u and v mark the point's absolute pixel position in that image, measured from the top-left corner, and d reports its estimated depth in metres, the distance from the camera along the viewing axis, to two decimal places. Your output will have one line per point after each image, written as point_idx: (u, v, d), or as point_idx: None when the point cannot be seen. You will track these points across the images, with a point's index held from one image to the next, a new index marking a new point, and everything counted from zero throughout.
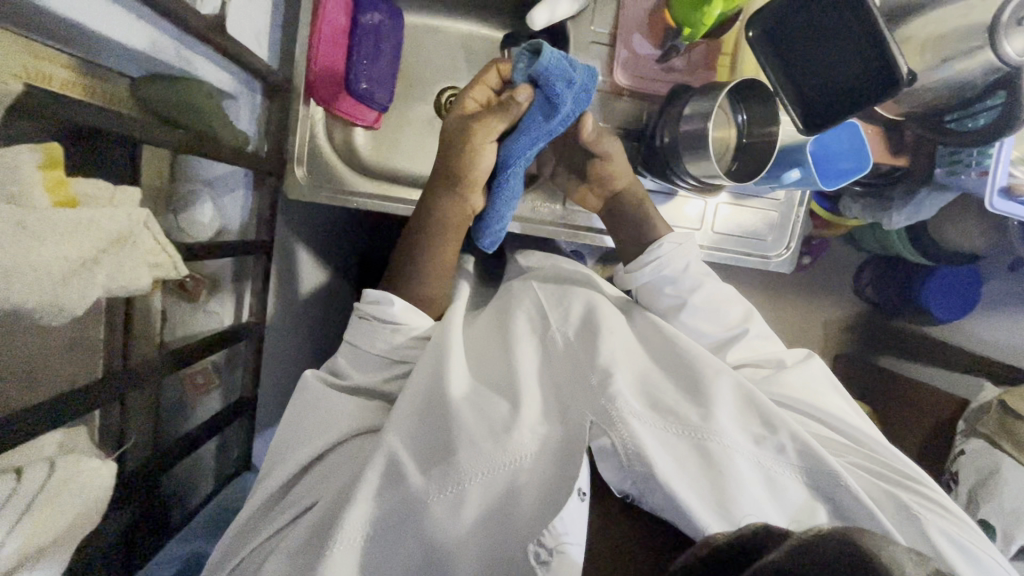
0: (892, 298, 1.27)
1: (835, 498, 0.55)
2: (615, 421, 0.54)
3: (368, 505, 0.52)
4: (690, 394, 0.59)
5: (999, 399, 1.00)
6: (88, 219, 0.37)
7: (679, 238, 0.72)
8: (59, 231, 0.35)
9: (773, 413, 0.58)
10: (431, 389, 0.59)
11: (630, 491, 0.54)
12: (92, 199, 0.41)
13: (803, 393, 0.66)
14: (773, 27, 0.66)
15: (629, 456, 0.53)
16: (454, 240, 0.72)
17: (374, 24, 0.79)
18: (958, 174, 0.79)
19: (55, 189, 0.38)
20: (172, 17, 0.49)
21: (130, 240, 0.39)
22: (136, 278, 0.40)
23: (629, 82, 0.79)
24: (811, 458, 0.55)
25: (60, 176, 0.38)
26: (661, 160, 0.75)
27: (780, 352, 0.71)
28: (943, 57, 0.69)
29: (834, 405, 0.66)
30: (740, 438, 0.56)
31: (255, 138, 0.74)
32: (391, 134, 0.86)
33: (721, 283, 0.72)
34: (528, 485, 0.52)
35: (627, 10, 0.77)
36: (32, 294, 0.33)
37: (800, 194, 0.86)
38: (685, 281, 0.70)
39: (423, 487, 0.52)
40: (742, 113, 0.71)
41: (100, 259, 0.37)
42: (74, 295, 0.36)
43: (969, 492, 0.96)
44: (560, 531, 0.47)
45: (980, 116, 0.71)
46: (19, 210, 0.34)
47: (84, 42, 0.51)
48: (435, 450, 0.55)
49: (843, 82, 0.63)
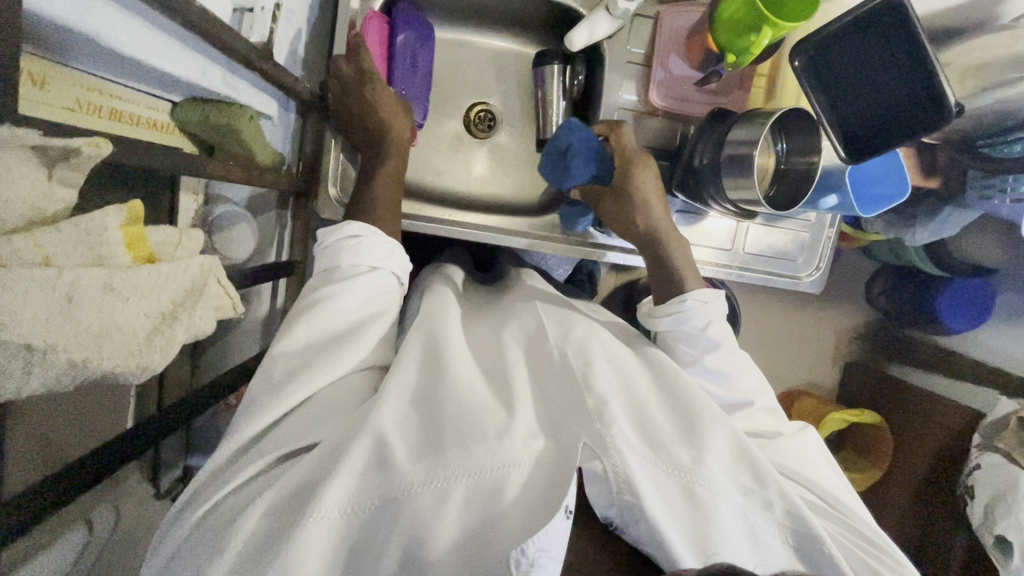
0: (906, 308, 1.26)
1: (816, 562, 0.53)
2: (608, 448, 0.51)
3: (350, 483, 0.48)
4: (682, 431, 0.57)
5: (1016, 415, 1.00)
6: (165, 273, 0.38)
7: (705, 296, 0.68)
8: (141, 289, 0.36)
9: (764, 467, 0.56)
10: (424, 399, 0.56)
11: (614, 519, 0.53)
12: (164, 249, 0.41)
13: (798, 462, 0.63)
14: (817, 54, 0.66)
15: (619, 486, 0.51)
16: (390, 191, 0.68)
17: (408, 45, 0.77)
18: (990, 199, 0.78)
19: (134, 246, 0.38)
20: (225, 48, 0.49)
21: (201, 292, 0.41)
22: (206, 325, 0.42)
23: (663, 103, 0.78)
24: (796, 520, 0.54)
25: (139, 233, 0.38)
26: (697, 183, 0.75)
27: (777, 422, 0.68)
28: (986, 86, 0.70)
29: (825, 478, 0.64)
30: (728, 486, 0.54)
31: (288, 156, 0.75)
32: (420, 150, 0.87)
33: (739, 348, 0.69)
34: (511, 509, 0.48)
35: (664, 31, 0.77)
36: (121, 361, 0.35)
37: (831, 216, 0.86)
38: (702, 340, 0.68)
39: (411, 474, 0.49)
40: (782, 142, 0.71)
41: (178, 314, 0.39)
42: (157, 351, 0.38)
43: (986, 507, 0.97)
44: (542, 545, 0.44)
45: (1017, 143, 0.71)
46: (108, 269, 0.34)
47: (135, 72, 0.51)
48: (428, 442, 0.52)
49: (889, 112, 0.63)
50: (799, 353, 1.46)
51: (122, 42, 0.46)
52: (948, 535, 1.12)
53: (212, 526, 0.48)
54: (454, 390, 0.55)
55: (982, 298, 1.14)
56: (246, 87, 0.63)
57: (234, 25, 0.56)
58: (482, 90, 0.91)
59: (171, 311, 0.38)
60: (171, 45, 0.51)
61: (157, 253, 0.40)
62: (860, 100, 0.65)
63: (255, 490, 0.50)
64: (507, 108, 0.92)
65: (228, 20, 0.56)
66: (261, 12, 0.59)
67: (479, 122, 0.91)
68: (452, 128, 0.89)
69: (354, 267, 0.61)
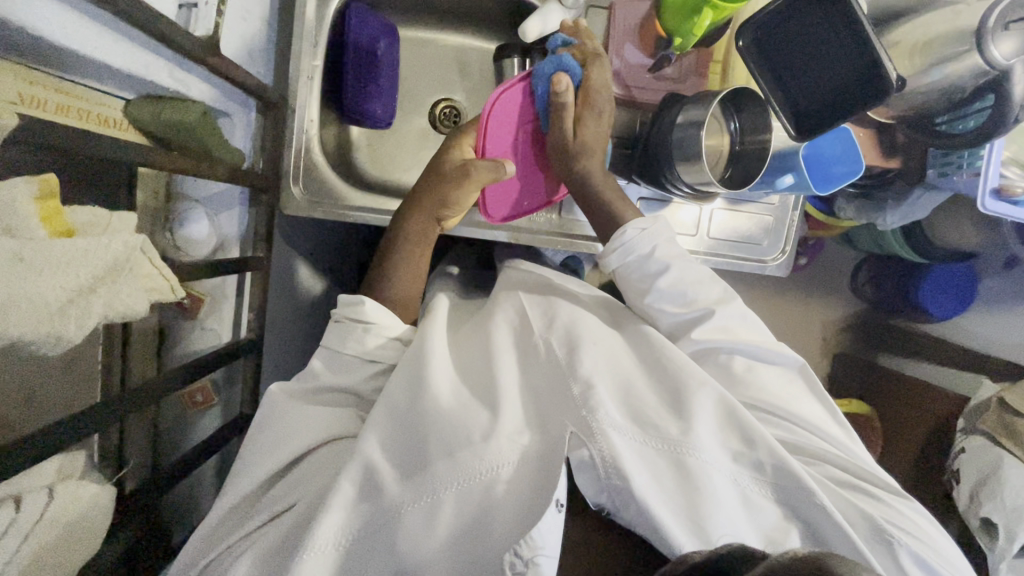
0: (890, 296, 1.24)
1: (810, 521, 0.54)
2: (594, 433, 0.52)
3: (341, 514, 0.51)
4: (670, 406, 0.57)
5: (998, 396, 0.98)
6: (84, 248, 0.41)
7: (642, 223, 0.68)
8: (58, 261, 0.40)
9: (754, 428, 0.56)
10: (408, 403, 0.56)
11: (605, 504, 0.53)
12: (89, 227, 0.46)
13: (783, 401, 0.63)
14: (761, 36, 0.67)
15: (606, 469, 0.51)
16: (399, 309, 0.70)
17: (368, 46, 0.79)
18: (948, 175, 0.78)
19: (53, 220, 0.42)
20: (171, 42, 0.51)
21: (125, 270, 0.44)
22: (134, 301, 0.45)
23: (622, 91, 0.79)
24: (787, 477, 0.54)
25: (56, 207, 0.42)
26: (655, 169, 0.76)
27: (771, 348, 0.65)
28: (931, 62, 0.69)
29: (809, 412, 0.63)
30: (718, 454, 0.54)
31: (250, 153, 0.76)
32: (388, 148, 0.89)
33: (693, 263, 0.68)
34: (503, 501, 0.49)
35: (617, 22, 0.78)
36: (29, 328, 0.38)
37: (795, 198, 0.86)
38: (651, 264, 0.67)
39: (399, 495, 0.51)
40: (735, 121, 0.73)
41: (98, 288, 0.42)
42: (73, 324, 0.40)
43: (971, 491, 0.94)
44: (538, 543, 0.45)
45: (970, 118, 0.70)
46: (18, 242, 0.38)
47: (77, 64, 0.54)
48: (413, 456, 0.53)
49: (835, 90, 0.64)
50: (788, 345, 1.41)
51: (37, 22, 0.47)
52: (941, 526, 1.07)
53: (221, 563, 0.54)
54: (434, 395, 0.56)
55: (964, 283, 1.13)
56: (195, 81, 0.65)
57: (181, 22, 0.60)
58: (447, 88, 0.92)
59: (91, 285, 0.41)
60: (95, 28, 0.52)
61: (79, 229, 0.45)
62: (805, 80, 0.67)
63: (251, 539, 0.54)
64: (471, 103, 0.93)
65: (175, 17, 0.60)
66: (205, 7, 0.61)
67: (445, 118, 0.91)
68: (417, 125, 0.90)
69: (353, 360, 0.62)
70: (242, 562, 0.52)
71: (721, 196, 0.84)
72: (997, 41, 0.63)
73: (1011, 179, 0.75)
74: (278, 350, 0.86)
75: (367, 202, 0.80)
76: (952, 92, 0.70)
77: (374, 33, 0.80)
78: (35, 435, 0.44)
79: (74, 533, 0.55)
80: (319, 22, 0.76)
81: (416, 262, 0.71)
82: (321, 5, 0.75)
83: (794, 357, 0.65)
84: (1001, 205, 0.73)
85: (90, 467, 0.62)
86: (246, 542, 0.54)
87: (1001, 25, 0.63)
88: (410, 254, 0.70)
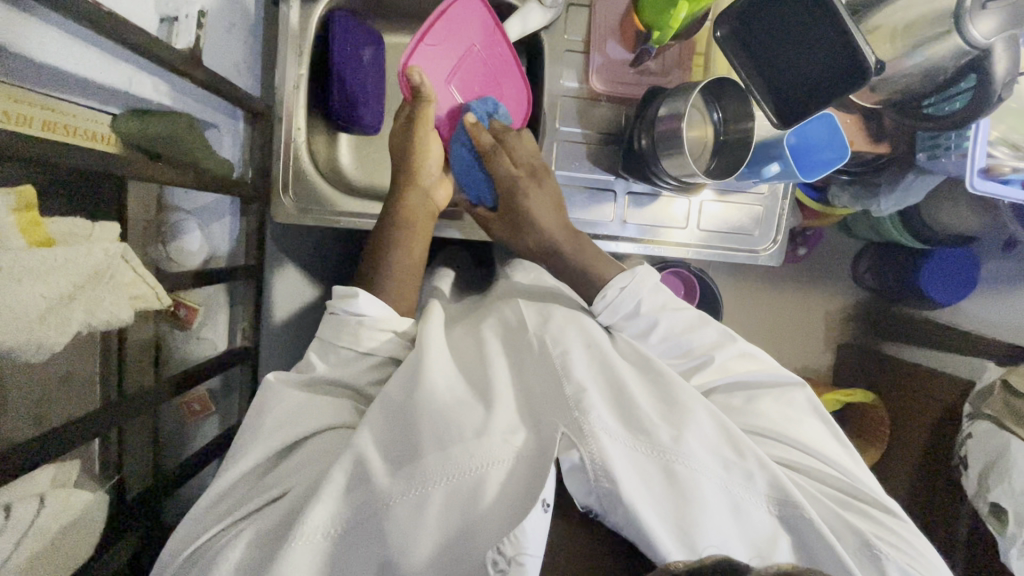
0: (891, 283, 1.22)
1: (798, 528, 0.54)
2: (584, 434, 0.52)
3: (332, 505, 0.51)
4: (663, 412, 0.57)
5: (1002, 379, 0.96)
6: (65, 259, 0.42)
7: (623, 281, 0.67)
8: (36, 271, 0.41)
9: (743, 438, 0.56)
10: (401, 397, 0.56)
11: (593, 506, 0.53)
12: (71, 236, 0.47)
13: (780, 421, 0.63)
14: (738, 26, 0.68)
15: (596, 473, 0.51)
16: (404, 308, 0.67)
17: (353, 52, 0.80)
18: (939, 157, 0.78)
19: (32, 232, 0.43)
20: (148, 56, 0.51)
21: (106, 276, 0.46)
22: (113, 307, 0.46)
23: (605, 87, 0.79)
24: (778, 489, 0.54)
25: (35, 219, 0.43)
26: (638, 161, 0.75)
27: (769, 375, 0.66)
28: (911, 44, 0.68)
29: (807, 432, 0.63)
30: (709, 462, 0.54)
31: (239, 163, 0.78)
32: (376, 154, 0.89)
33: (682, 309, 0.67)
34: (492, 504, 0.49)
35: (598, 18, 0.79)
36: (10, 335, 0.39)
37: (784, 185, 0.86)
38: (640, 320, 0.66)
39: (388, 487, 0.51)
40: (718, 111, 0.75)
41: (77, 296, 0.43)
42: (53, 331, 0.42)
43: (979, 476, 0.92)
44: (523, 543, 0.45)
45: (956, 99, 0.71)
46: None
47: (61, 80, 0.55)
48: (406, 450, 0.53)
49: (816, 77, 0.65)
50: (791, 336, 1.40)
51: (21, 42, 0.48)
52: (952, 515, 1.04)
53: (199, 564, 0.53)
54: (427, 388, 0.55)
55: (966, 268, 1.10)
56: (182, 95, 0.67)
57: (161, 35, 0.61)
58: None
59: (71, 293, 0.43)
60: (81, 45, 0.53)
61: (60, 239, 0.46)
62: (787, 65, 0.66)
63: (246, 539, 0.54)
64: None
65: (156, 30, 0.61)
66: (186, 20, 0.62)
67: None
68: None
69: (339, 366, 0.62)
70: (231, 547, 0.51)
71: (709, 187, 0.84)
72: (976, 22, 0.63)
73: (1000, 159, 0.74)
74: (275, 358, 0.86)
75: (354, 206, 0.80)
76: (933, 73, 0.69)
77: (358, 41, 0.81)
78: (37, 442, 0.45)
79: (66, 538, 0.56)
80: (302, 31, 0.77)
81: (412, 246, 0.69)
82: (302, 16, 0.76)
83: (795, 381, 0.66)
84: (991, 184, 0.72)
85: (84, 476, 0.62)
86: (234, 529, 0.53)
87: (979, 5, 0.63)
88: (405, 233, 0.70)
